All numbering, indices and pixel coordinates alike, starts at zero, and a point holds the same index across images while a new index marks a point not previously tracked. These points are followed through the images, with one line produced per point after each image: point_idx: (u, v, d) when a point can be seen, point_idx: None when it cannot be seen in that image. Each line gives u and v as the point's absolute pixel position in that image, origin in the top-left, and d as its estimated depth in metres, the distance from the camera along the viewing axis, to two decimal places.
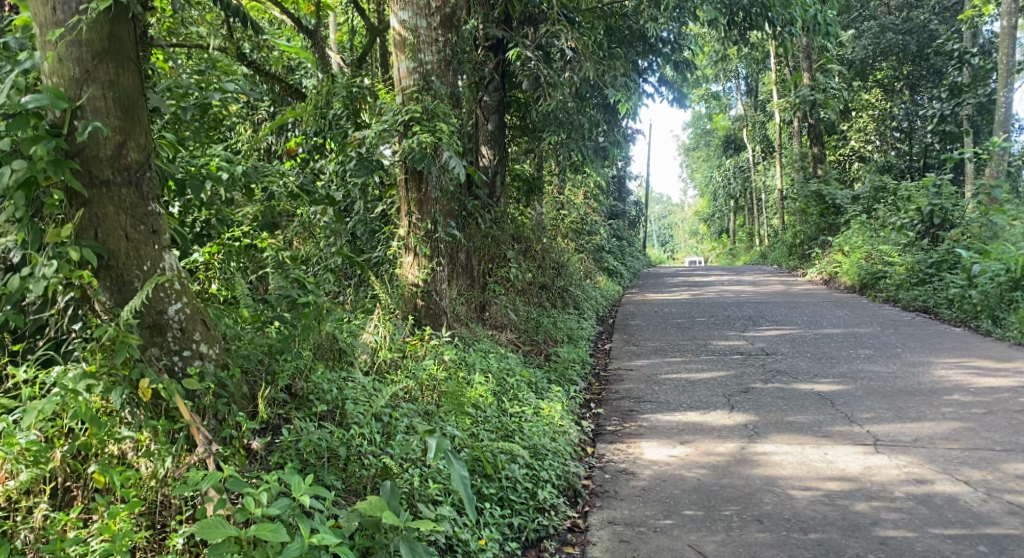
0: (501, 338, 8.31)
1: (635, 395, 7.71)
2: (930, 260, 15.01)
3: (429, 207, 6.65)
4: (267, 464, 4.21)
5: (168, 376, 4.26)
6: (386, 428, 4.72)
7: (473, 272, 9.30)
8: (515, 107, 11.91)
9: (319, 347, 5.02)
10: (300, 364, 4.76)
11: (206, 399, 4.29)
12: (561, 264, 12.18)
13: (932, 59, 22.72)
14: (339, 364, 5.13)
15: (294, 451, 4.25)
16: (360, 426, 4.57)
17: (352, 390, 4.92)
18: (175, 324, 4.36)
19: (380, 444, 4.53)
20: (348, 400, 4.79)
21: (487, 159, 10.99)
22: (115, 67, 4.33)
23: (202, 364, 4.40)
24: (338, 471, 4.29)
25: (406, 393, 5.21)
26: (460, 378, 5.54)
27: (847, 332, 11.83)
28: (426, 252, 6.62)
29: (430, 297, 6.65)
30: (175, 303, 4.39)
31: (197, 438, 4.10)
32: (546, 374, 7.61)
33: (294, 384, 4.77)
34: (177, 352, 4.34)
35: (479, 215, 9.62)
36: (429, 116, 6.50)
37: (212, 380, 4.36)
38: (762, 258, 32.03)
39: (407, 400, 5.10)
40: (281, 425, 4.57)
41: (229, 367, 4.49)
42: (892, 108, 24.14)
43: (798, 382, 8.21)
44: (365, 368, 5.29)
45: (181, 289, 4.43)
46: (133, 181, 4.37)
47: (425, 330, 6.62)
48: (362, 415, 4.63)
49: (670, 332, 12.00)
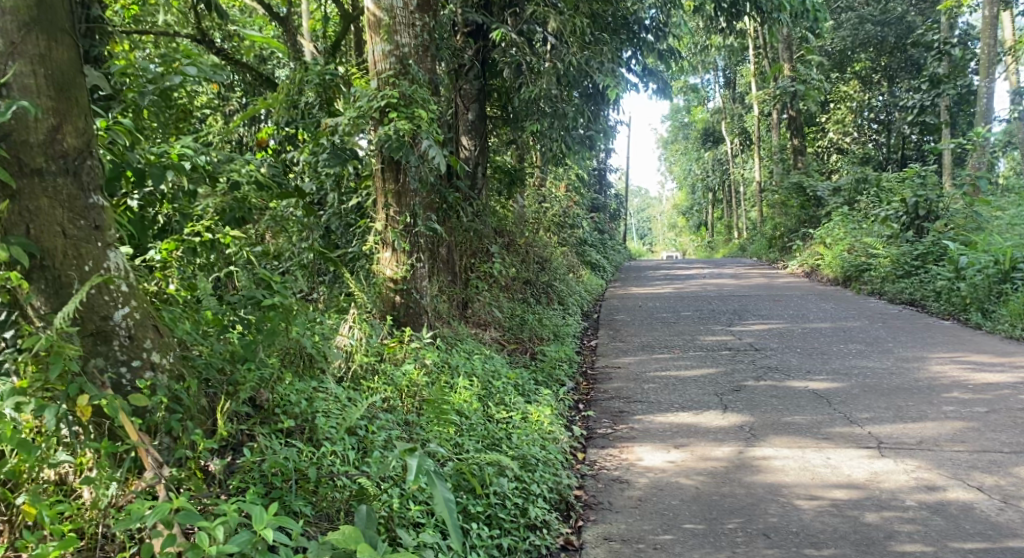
0: (485, 337, 7.98)
1: (623, 395, 7.41)
2: (915, 252, 14.81)
3: (408, 200, 6.28)
4: (226, 489, 3.89)
5: (113, 391, 3.90)
6: (361, 445, 4.42)
7: (454, 268, 8.99)
8: (496, 96, 11.60)
9: (287, 354, 4.71)
10: (265, 374, 4.45)
11: (158, 416, 3.92)
12: (544, 258, 11.88)
13: (910, 51, 22.56)
14: (309, 373, 4.82)
15: (257, 473, 3.96)
16: (332, 443, 4.31)
17: (325, 402, 4.60)
18: (122, 331, 4.00)
19: (354, 462, 4.24)
20: (318, 414, 4.46)
21: (468, 150, 10.57)
22: (47, 39, 3.98)
23: (153, 376, 4.05)
24: (307, 495, 3.95)
25: (384, 402, 4.92)
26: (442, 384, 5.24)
27: (836, 326, 11.58)
28: (405, 248, 6.26)
29: (410, 295, 6.31)
30: (122, 307, 4.02)
31: (145, 462, 3.74)
32: (531, 374, 7.29)
33: (259, 396, 4.46)
34: (125, 362, 3.98)
35: (461, 208, 9.31)
36: (407, 102, 6.13)
37: (163, 394, 4.02)
38: (741, 250, 31.89)
39: (384, 410, 4.80)
40: (243, 443, 4.26)
41: (184, 379, 4.16)
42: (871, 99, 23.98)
43: (791, 379, 7.94)
44: (338, 376, 4.97)
45: (129, 292, 4.07)
46: (71, 170, 4.00)
47: (404, 330, 6.28)
48: (334, 430, 4.37)
49: (656, 327, 11.73)
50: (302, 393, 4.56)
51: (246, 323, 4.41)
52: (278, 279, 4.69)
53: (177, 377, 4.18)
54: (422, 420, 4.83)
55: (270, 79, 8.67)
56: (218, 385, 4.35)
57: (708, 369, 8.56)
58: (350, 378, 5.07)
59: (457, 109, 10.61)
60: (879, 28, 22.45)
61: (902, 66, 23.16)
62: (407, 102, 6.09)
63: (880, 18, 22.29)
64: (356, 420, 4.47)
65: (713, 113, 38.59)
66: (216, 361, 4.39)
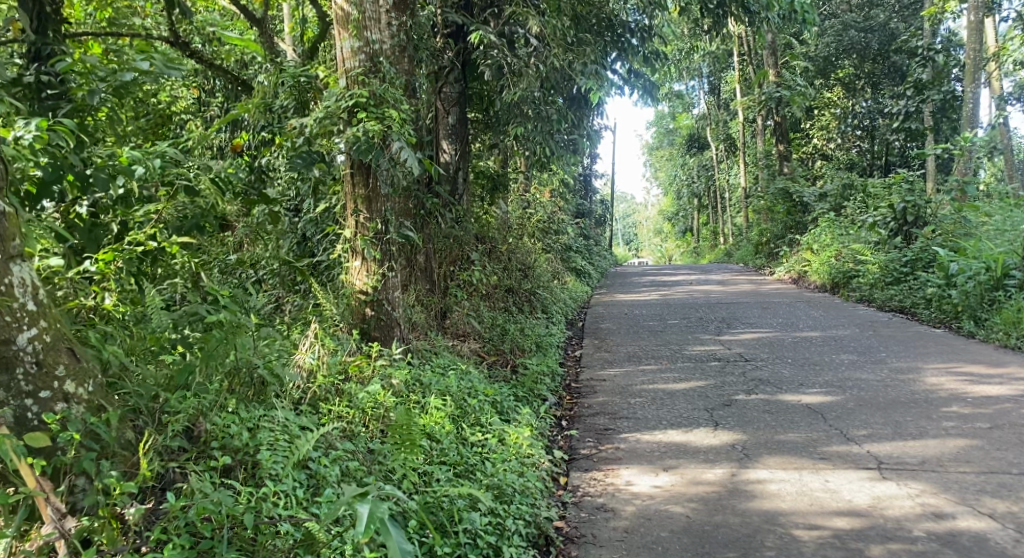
0: (464, 350, 7.61)
1: (607, 411, 7.05)
2: (904, 258, 14.51)
3: (380, 205, 5.90)
4: (144, 540, 3.55)
5: (15, 428, 3.49)
6: (313, 480, 4.04)
7: (433, 277, 8.63)
8: (477, 99, 11.25)
9: (235, 377, 4.34)
10: (206, 403, 4.11)
11: (67, 455, 3.55)
12: (528, 265, 11.52)
13: (894, 57, 22.39)
14: (260, 399, 4.44)
15: (183, 523, 3.59)
16: (279, 481, 3.90)
17: (270, 432, 4.20)
18: (28, 357, 3.60)
19: (303, 503, 3.85)
20: (263, 448, 4.04)
21: (448, 154, 10.22)
22: None
23: (66, 407, 3.65)
24: (244, 545, 3.57)
25: (345, 430, 4.54)
26: (412, 405, 4.87)
27: (826, 335, 11.27)
28: (376, 256, 5.88)
29: (382, 307, 5.92)
30: (28, 330, 3.62)
31: (46, 513, 3.46)
32: (511, 389, 6.93)
33: (196, 427, 4.03)
34: (31, 394, 3.57)
35: (439, 214, 8.95)
36: (377, 102, 5.74)
37: (76, 429, 3.62)
38: (728, 256, 31.63)
39: (344, 440, 4.42)
40: (176, 480, 3.83)
41: (103, 410, 3.76)
42: (855, 105, 23.81)
43: (783, 393, 7.60)
44: (295, 403, 4.60)
45: (36, 313, 3.67)
46: None
47: (375, 346, 5.89)
48: (281, 466, 3.95)
49: (642, 336, 11.39)
50: (247, 422, 4.17)
51: (186, 344, 4.10)
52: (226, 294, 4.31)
53: (95, 407, 3.78)
54: (385, 449, 4.46)
55: (244, 81, 8.28)
56: (150, 416, 3.98)
57: (696, 381, 8.22)
58: (308, 401, 4.70)
59: (437, 113, 10.23)
60: (863, 34, 22.41)
61: (887, 72, 22.93)
62: (376, 102, 5.72)
63: (863, 25, 22.19)
64: (309, 452, 4.08)
65: (698, 118, 38.34)
66: (149, 389, 4.04)
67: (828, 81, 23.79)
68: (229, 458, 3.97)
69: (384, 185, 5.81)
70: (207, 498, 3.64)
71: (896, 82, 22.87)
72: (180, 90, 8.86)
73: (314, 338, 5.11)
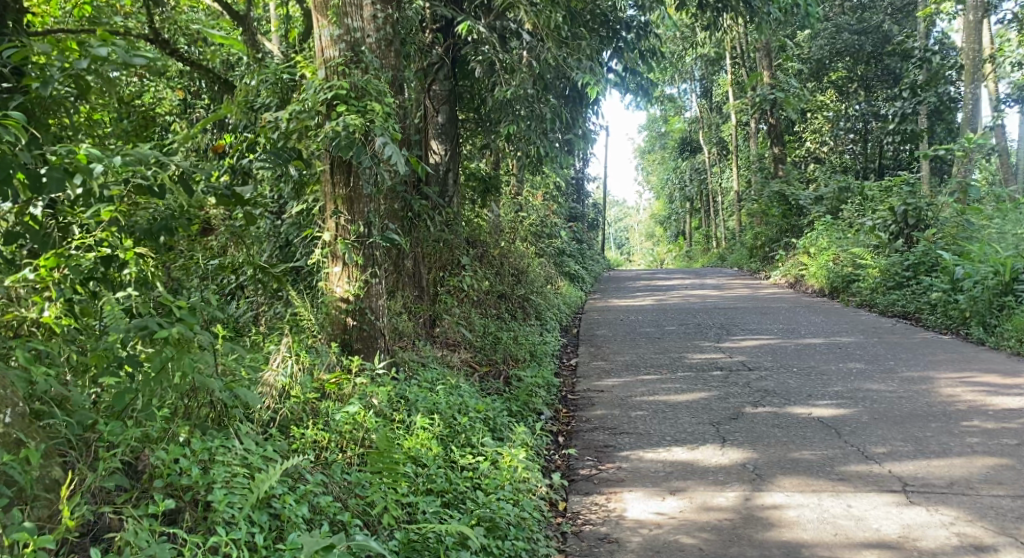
0: (454, 360, 7.20)
1: (605, 425, 6.63)
2: (906, 262, 14.12)
3: (362, 205, 5.46)
4: None
5: None
6: (276, 522, 3.57)
7: (421, 283, 8.21)
8: (467, 98, 10.85)
9: (183, 402, 3.96)
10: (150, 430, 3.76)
11: None
12: (521, 270, 11.11)
13: (887, 59, 22.08)
14: (219, 425, 4.04)
15: None
16: (232, 527, 3.42)
17: (226, 467, 3.72)
18: None
19: (264, 547, 3.39)
20: (217, 485, 3.58)
21: (438, 154, 9.80)
22: None
23: None
24: None
25: (319, 458, 4.12)
26: (395, 426, 4.45)
27: (830, 342, 10.89)
28: (358, 261, 5.44)
29: (365, 316, 5.49)
30: None
31: None
32: (504, 402, 6.51)
33: (140, 460, 3.70)
34: None
35: (428, 216, 8.54)
36: (359, 94, 5.33)
37: None
38: (721, 259, 31.29)
39: (318, 470, 4.00)
40: (110, 526, 3.42)
41: (25, 446, 3.32)
42: (849, 108, 23.52)
43: (792, 405, 7.20)
44: (263, 428, 4.19)
45: None
46: None
47: (357, 360, 5.46)
48: (237, 510, 3.48)
49: (640, 343, 11.00)
50: (200, 456, 3.72)
51: (129, 362, 3.67)
52: (183, 305, 3.80)
53: (13, 442, 3.34)
54: (363, 478, 4.04)
55: (226, 80, 7.85)
56: (81, 450, 3.57)
57: (699, 392, 7.81)
58: (281, 423, 4.30)
59: (426, 111, 9.81)
60: (856, 37, 22.01)
61: (880, 75, 22.53)
62: (358, 94, 5.30)
63: (857, 27, 21.83)
64: (272, 487, 3.64)
65: (690, 122, 37.97)
66: (83, 416, 3.65)
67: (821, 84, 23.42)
68: (175, 499, 3.53)
69: (366, 186, 5.39)
70: (139, 555, 3.19)
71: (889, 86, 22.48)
72: (166, 91, 8.41)
73: (288, 353, 4.68)
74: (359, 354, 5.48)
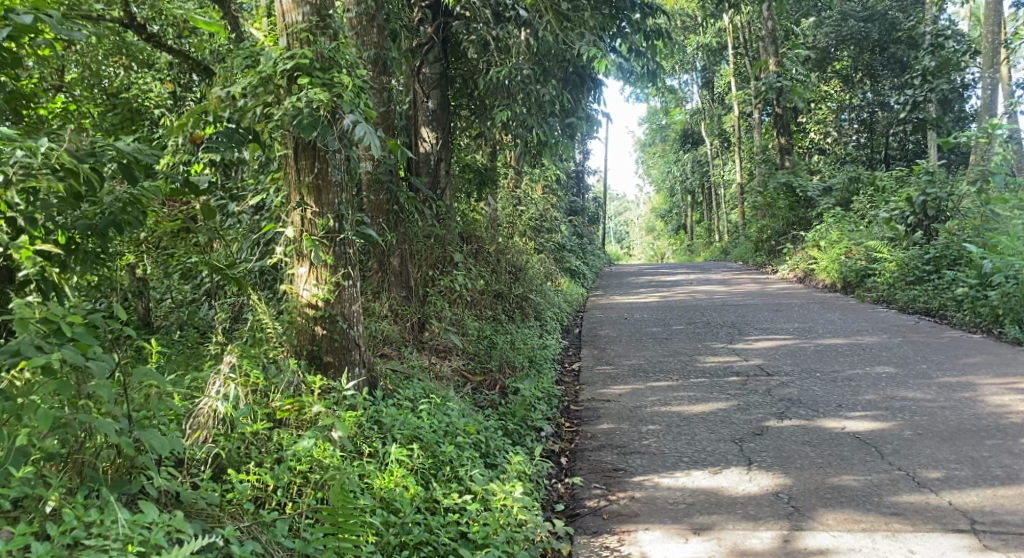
0: (444, 371, 6.46)
1: (613, 443, 5.90)
2: (926, 256, 13.35)
3: (332, 195, 4.70)
4: None
5: None
6: None
7: (409, 281, 7.54)
8: (459, 83, 10.04)
9: (70, 453, 3.39)
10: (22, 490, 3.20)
11: None
12: (519, 266, 10.34)
13: (896, 46, 21.23)
14: (118, 475, 3.50)
15: None
16: None
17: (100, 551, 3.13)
18: None
19: None
20: None
21: (429, 143, 8.93)
22: None
23: None
24: None
25: (261, 519, 3.57)
26: (361, 471, 3.86)
27: (851, 342, 10.16)
28: (327, 260, 4.68)
29: (336, 325, 4.73)
30: None
31: None
32: (500, 419, 5.78)
33: None
34: None
35: (414, 209, 7.78)
36: (326, 66, 4.56)
37: None
38: (725, 253, 30.37)
39: (253, 540, 3.44)
40: None
41: None
42: (854, 98, 22.68)
43: (821, 418, 6.43)
44: (191, 482, 3.66)
45: None
46: None
47: (330, 380, 4.72)
48: None
49: (646, 344, 10.22)
50: (61, 542, 3.12)
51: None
52: (76, 320, 3.30)
53: None
54: (314, 538, 3.49)
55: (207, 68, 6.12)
56: None
57: (716, 402, 7.06)
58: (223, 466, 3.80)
59: (415, 97, 9.02)
60: (863, 24, 21.20)
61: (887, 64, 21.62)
62: (326, 64, 4.54)
63: (863, 13, 21.11)
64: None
65: (691, 113, 37.02)
66: None
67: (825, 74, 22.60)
68: None
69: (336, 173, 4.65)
70: None
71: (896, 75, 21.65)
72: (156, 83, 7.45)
73: (232, 375, 4.10)
74: (331, 372, 4.72)
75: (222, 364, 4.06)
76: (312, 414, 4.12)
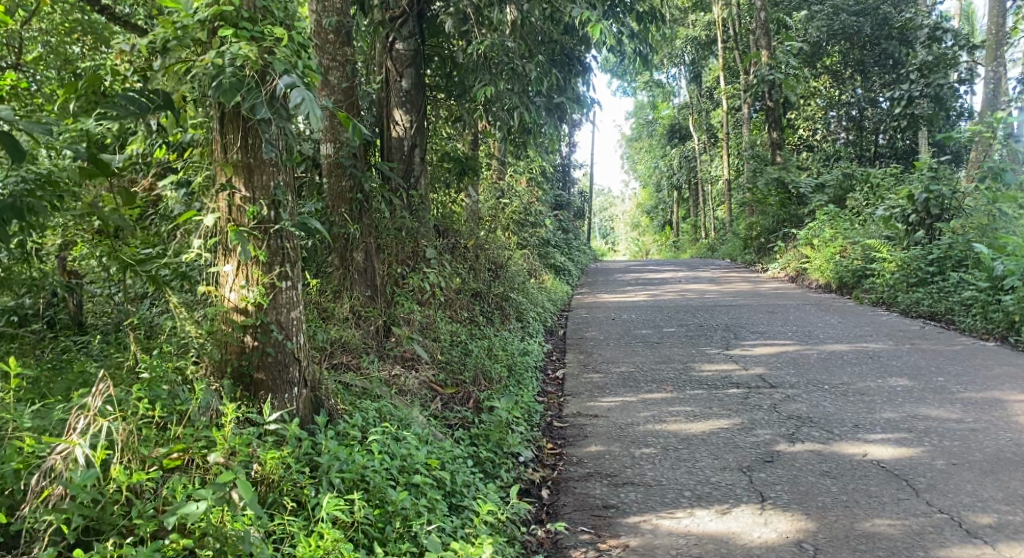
0: (407, 384, 5.68)
1: (601, 471, 5.16)
2: (929, 256, 12.54)
3: (267, 176, 3.91)
4: None
5: None
6: None
7: (374, 278, 6.73)
8: (437, 62, 9.29)
9: None
10: None
11: None
12: (499, 263, 9.49)
13: (887, 45, 20.19)
14: None
15: None
16: None
17: None
18: None
19: None
20: None
21: (402, 127, 8.03)
22: None
23: None
24: None
25: None
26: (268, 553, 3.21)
27: (857, 349, 9.40)
28: (258, 256, 3.88)
29: (270, 337, 3.94)
30: None
31: None
32: (472, 448, 4.96)
33: None
34: None
35: (382, 198, 6.94)
36: (259, 17, 3.80)
37: None
38: (712, 251, 29.56)
39: None
40: None
41: None
42: (845, 95, 21.84)
43: (839, 441, 5.65)
44: None
45: None
46: None
47: (261, 402, 3.94)
48: None
49: (636, 349, 9.43)
50: None
51: None
52: None
53: None
54: None
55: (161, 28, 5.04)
56: None
57: (718, 419, 6.31)
58: (73, 541, 3.17)
59: (386, 76, 8.09)
60: (854, 19, 19.99)
61: (877, 60, 20.64)
62: (256, 13, 3.76)
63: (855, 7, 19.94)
64: None
65: (678, 108, 36.10)
66: None
67: (816, 70, 21.69)
68: None
69: (264, 139, 3.83)
70: None
71: (887, 72, 20.67)
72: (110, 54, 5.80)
73: (110, 410, 3.46)
74: (265, 391, 3.94)
75: (89, 401, 3.42)
76: (211, 463, 3.48)
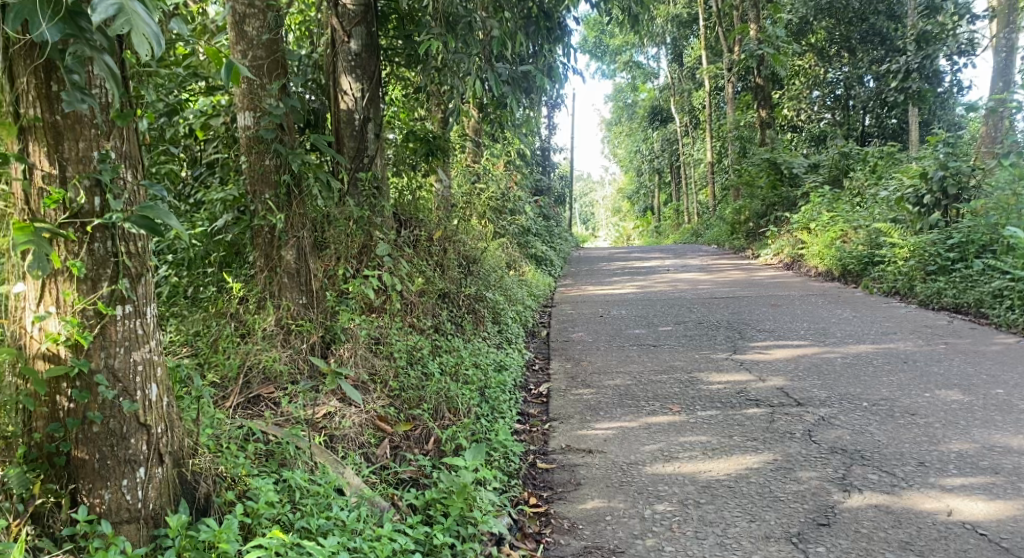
0: (340, 434, 4.37)
1: (601, 546, 3.90)
2: (949, 240, 11.17)
3: (85, 142, 3.04)
4: None
5: None
6: None
7: (309, 284, 5.28)
8: (394, 21, 7.68)
9: None
10: None
11: None
12: (471, 257, 8.07)
13: (874, 19, 18.59)
14: None
15: None
16: None
17: None
18: None
19: None
20: None
21: (351, 97, 6.47)
22: None
23: None
24: None
25: None
26: None
27: (883, 352, 8.09)
28: (70, 273, 3.03)
29: (93, 396, 3.11)
30: None
31: None
32: (422, 533, 3.64)
33: None
34: None
35: (317, 183, 5.48)
36: None
37: None
38: (698, 235, 28.06)
39: None
40: None
41: None
42: (829, 72, 20.42)
43: (908, 485, 4.38)
44: None
45: None
46: None
47: (80, 492, 3.14)
48: None
49: (630, 355, 8.08)
50: None
51: None
52: None
53: None
54: None
55: None
56: None
57: (745, 454, 4.99)
58: None
59: (332, 35, 6.49)
60: None
61: (864, 36, 19.11)
62: None
63: None
64: None
65: (658, 90, 34.42)
66: None
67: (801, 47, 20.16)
68: None
69: (69, 79, 2.95)
70: None
71: (874, 49, 19.20)
72: None
73: None
74: (82, 478, 3.13)
75: None
76: None
